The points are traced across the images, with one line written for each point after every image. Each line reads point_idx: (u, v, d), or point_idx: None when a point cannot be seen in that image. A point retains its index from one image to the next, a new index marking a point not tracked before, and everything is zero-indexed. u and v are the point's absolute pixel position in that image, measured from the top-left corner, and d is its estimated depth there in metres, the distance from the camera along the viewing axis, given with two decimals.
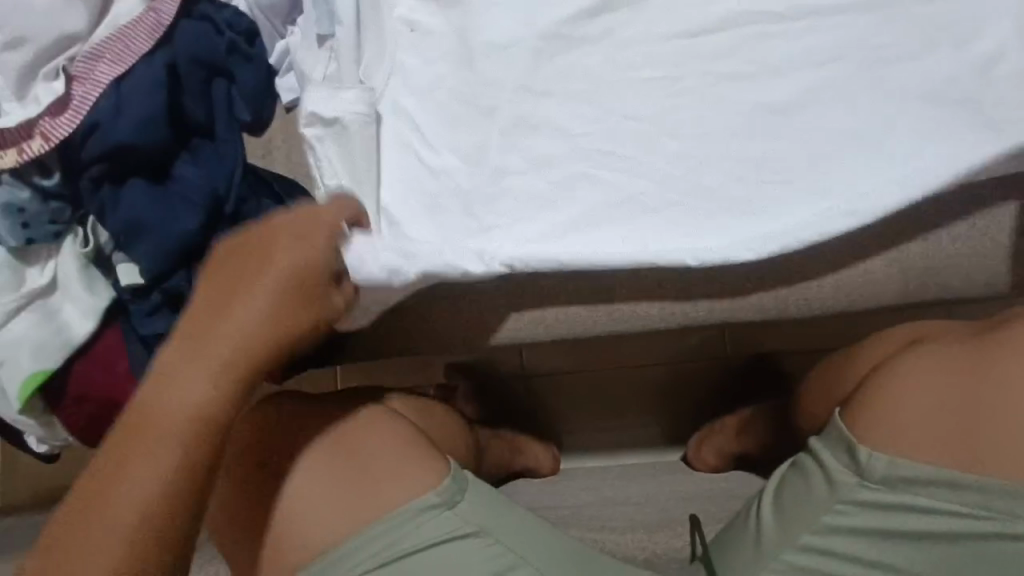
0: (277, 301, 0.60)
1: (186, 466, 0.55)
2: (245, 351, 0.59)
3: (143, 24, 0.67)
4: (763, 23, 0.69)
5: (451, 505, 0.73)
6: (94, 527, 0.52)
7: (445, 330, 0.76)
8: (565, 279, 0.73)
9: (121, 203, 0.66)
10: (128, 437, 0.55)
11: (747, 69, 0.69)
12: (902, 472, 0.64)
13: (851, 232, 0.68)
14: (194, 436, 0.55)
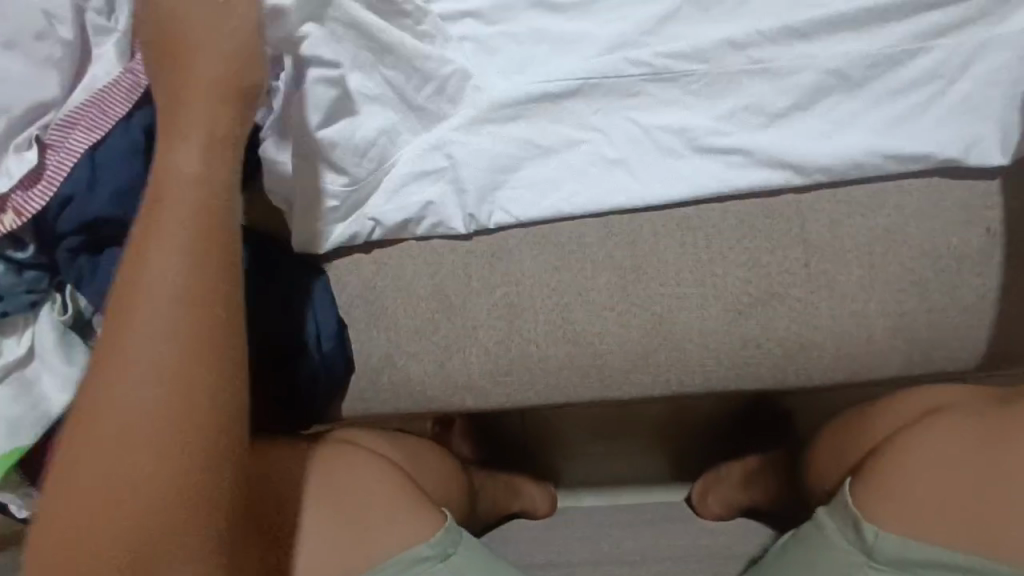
0: (198, 217, 0.54)
1: (147, 430, 0.50)
2: (178, 288, 0.53)
3: (121, 87, 0.64)
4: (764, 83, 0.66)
5: (445, 557, 0.73)
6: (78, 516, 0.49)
7: (433, 394, 0.74)
8: (557, 344, 0.71)
9: (99, 273, 0.65)
10: (83, 424, 0.50)
11: (745, 132, 0.66)
12: (916, 555, 0.64)
13: (849, 302, 0.66)
14: (145, 398, 0.50)
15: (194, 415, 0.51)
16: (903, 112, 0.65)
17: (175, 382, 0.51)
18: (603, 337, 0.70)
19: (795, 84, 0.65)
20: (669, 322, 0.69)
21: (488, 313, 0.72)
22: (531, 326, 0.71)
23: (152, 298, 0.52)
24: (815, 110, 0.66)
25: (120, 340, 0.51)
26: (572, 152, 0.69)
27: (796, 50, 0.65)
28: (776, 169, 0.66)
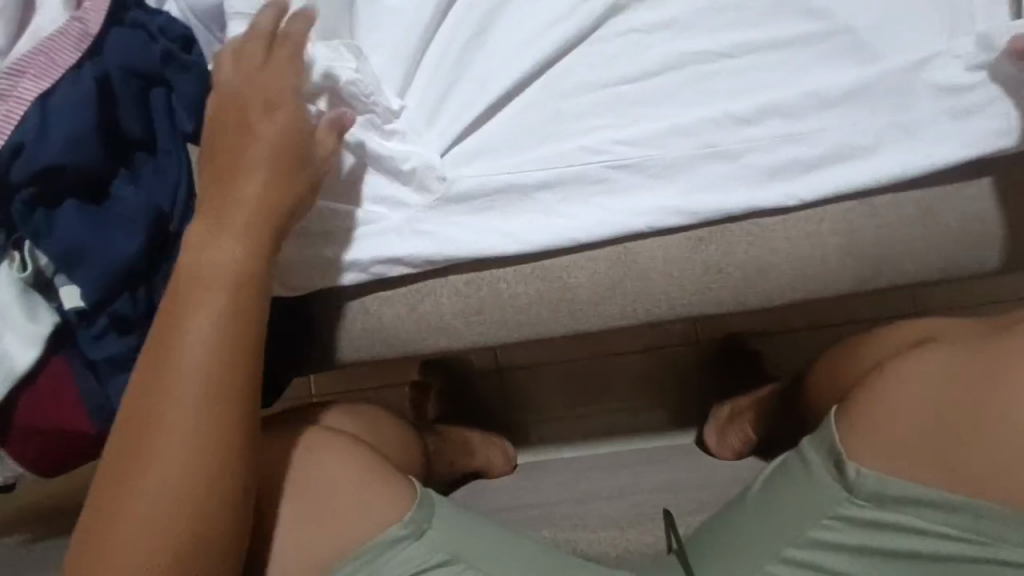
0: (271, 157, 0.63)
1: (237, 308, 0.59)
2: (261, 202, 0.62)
3: (69, 35, 0.64)
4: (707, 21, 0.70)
5: (419, 537, 0.67)
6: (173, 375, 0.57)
7: (406, 338, 0.75)
8: (526, 281, 0.72)
9: (57, 227, 0.64)
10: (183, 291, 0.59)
11: (693, 63, 0.70)
12: (891, 490, 0.68)
13: (802, 225, 0.69)
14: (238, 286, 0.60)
15: (239, 423, 0.58)
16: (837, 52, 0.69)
17: (220, 395, 0.57)
18: (570, 270, 0.72)
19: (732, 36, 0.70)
20: (632, 252, 0.71)
21: None
22: (500, 265, 0.72)
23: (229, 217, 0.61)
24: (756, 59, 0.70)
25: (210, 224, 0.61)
26: (531, 97, 0.71)
27: None
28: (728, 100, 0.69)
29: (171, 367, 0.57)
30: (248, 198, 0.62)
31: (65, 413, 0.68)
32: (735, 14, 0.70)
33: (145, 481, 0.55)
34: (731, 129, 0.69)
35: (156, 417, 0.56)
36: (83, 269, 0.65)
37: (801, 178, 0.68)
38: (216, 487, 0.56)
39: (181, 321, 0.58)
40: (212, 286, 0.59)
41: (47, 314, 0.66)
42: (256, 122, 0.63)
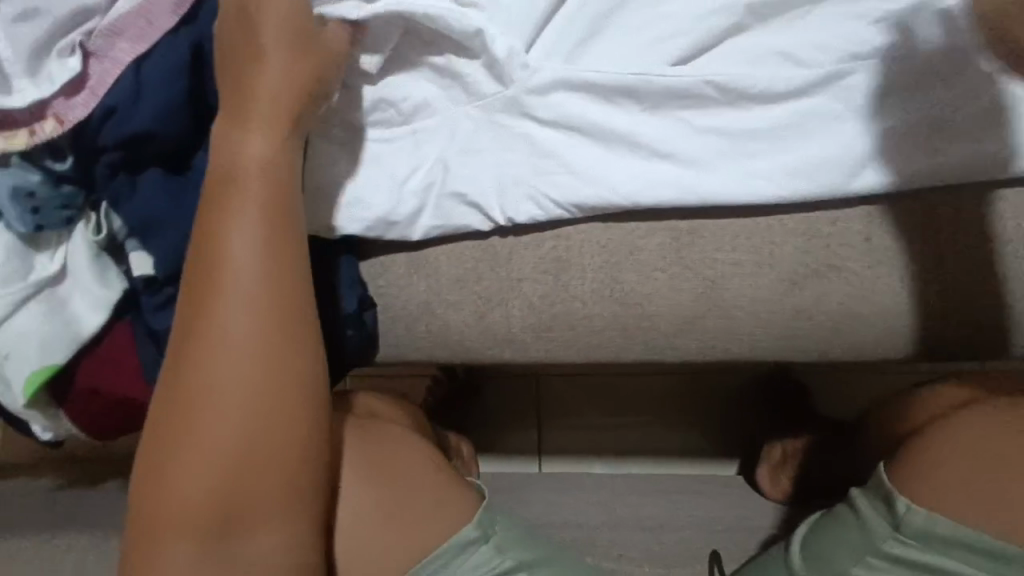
0: (286, 46, 0.57)
1: (266, 205, 0.56)
2: (280, 92, 0.57)
3: None
4: (849, 38, 0.63)
5: (487, 540, 0.67)
6: (209, 276, 0.54)
7: (471, 345, 0.73)
8: (602, 302, 0.69)
9: (137, 194, 0.62)
10: (216, 196, 0.56)
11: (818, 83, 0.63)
12: (941, 530, 0.62)
13: (908, 280, 0.65)
14: (265, 179, 0.56)
15: (292, 330, 0.55)
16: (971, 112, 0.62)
17: (273, 302, 0.55)
18: (651, 299, 0.68)
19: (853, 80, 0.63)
20: (720, 287, 0.67)
21: (533, 268, 0.70)
22: (578, 282, 0.69)
23: (252, 112, 0.57)
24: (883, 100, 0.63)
25: (239, 120, 0.57)
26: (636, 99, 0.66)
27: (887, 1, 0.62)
28: (860, 123, 0.63)
29: (218, 279, 0.54)
30: (272, 91, 0.57)
31: (124, 380, 0.67)
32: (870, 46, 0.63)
33: (205, 401, 0.53)
34: (851, 156, 0.63)
35: (209, 334, 0.53)
36: (159, 239, 0.63)
37: (908, 223, 0.65)
38: (278, 401, 0.54)
39: (226, 229, 0.55)
40: (262, 189, 0.56)
41: (118, 280, 0.65)
42: (253, 9, 0.57)
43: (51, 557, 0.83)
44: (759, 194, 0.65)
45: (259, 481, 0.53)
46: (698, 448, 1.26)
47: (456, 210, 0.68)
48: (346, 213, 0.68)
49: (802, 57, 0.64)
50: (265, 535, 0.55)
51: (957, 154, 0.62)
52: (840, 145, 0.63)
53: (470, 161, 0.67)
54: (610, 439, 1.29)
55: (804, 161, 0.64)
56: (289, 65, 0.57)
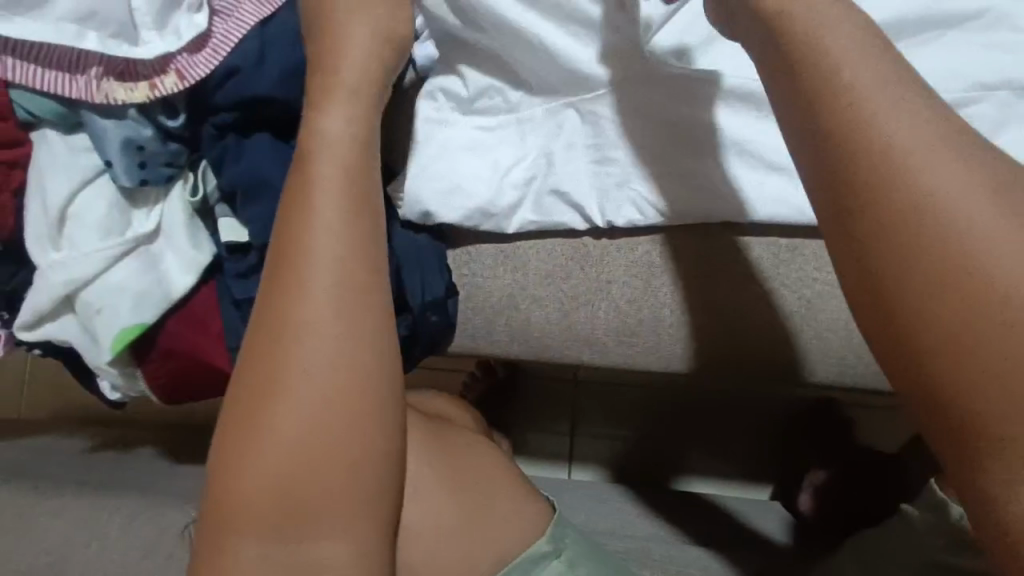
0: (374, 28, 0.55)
1: (348, 180, 0.51)
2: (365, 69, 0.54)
3: None
4: (969, 67, 0.62)
5: (558, 556, 0.64)
6: (288, 255, 0.49)
7: (551, 342, 0.72)
8: (691, 312, 0.69)
9: (243, 157, 0.61)
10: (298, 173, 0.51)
11: None
12: None
13: None
14: (344, 155, 0.52)
15: (367, 315, 0.48)
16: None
17: (348, 281, 0.49)
18: (747, 312, 0.68)
19: (978, 110, 0.62)
20: (813, 308, 0.67)
21: (625, 270, 0.69)
22: (669, 290, 0.69)
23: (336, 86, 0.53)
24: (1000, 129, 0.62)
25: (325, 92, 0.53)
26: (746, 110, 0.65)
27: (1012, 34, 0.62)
28: None
29: (293, 259, 0.49)
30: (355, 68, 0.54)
31: (206, 345, 0.66)
32: (990, 75, 0.62)
33: (274, 392, 0.47)
34: None
35: (284, 319, 0.48)
36: (259, 205, 0.62)
37: None
38: (349, 394, 0.47)
39: (308, 209, 0.50)
40: (338, 166, 0.51)
41: (209, 244, 0.64)
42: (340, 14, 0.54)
43: (94, 517, 0.79)
44: None
45: (324, 484, 0.46)
46: (734, 471, 1.25)
47: (555, 207, 0.68)
48: (444, 196, 0.67)
49: (927, 82, 0.63)
50: (330, 547, 0.47)
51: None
52: None
53: (571, 159, 0.67)
54: (645, 453, 1.28)
55: None
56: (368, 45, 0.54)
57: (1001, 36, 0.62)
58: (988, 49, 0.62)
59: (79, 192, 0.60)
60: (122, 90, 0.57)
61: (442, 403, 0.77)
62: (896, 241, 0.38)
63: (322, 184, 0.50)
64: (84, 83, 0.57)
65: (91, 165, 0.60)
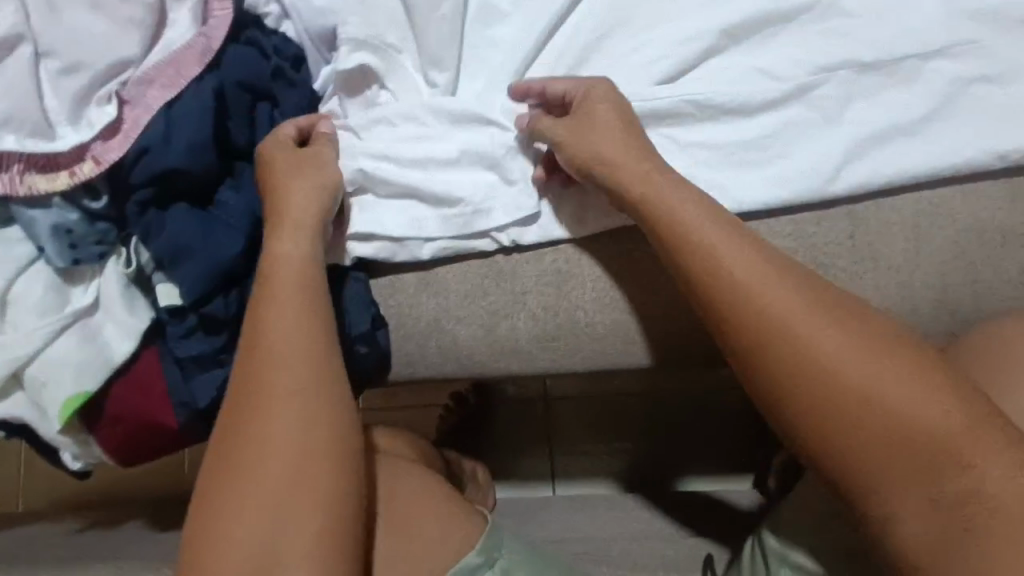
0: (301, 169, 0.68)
1: (308, 298, 0.63)
2: (309, 197, 0.66)
3: (196, 49, 0.69)
4: (808, 52, 0.69)
5: (491, 568, 0.67)
6: (257, 351, 0.60)
7: (480, 358, 0.76)
8: (603, 310, 0.73)
9: (165, 227, 0.67)
10: (265, 284, 0.63)
11: (784, 88, 0.68)
12: None
13: (897, 272, 0.68)
14: (303, 273, 0.63)
15: (327, 390, 0.59)
16: (928, 111, 0.67)
17: (309, 366, 0.59)
18: (650, 304, 0.73)
19: (822, 91, 0.68)
20: None
21: (536, 281, 0.74)
22: (580, 294, 0.73)
23: (288, 214, 0.66)
24: (846, 102, 0.68)
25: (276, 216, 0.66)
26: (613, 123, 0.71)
27: (838, 18, 0.69)
28: (824, 129, 0.68)
29: (262, 353, 0.60)
30: (301, 201, 0.66)
31: (151, 406, 0.70)
32: (827, 57, 0.69)
33: (246, 453, 0.56)
34: (824, 156, 0.67)
35: (263, 390, 0.58)
36: (185, 268, 0.68)
37: (887, 210, 0.68)
38: (313, 453, 0.56)
39: (274, 309, 0.61)
40: (296, 284, 0.63)
41: (146, 310, 0.70)
42: (291, 176, 0.67)
43: None
44: (751, 199, 0.68)
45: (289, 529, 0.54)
46: (711, 466, 1.26)
47: (463, 220, 0.73)
48: (367, 238, 0.73)
49: (773, 72, 0.69)
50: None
51: (925, 149, 0.66)
52: (818, 149, 0.68)
53: (467, 182, 0.73)
54: (622, 458, 1.29)
55: (778, 164, 0.68)
56: (307, 185, 0.67)
57: (830, 23, 0.69)
58: (822, 36, 0.69)
59: (17, 279, 0.67)
60: (44, 181, 0.64)
61: (387, 440, 0.80)
62: (785, 360, 0.54)
63: (281, 299, 0.62)
64: (9, 180, 0.64)
65: (26, 253, 0.67)
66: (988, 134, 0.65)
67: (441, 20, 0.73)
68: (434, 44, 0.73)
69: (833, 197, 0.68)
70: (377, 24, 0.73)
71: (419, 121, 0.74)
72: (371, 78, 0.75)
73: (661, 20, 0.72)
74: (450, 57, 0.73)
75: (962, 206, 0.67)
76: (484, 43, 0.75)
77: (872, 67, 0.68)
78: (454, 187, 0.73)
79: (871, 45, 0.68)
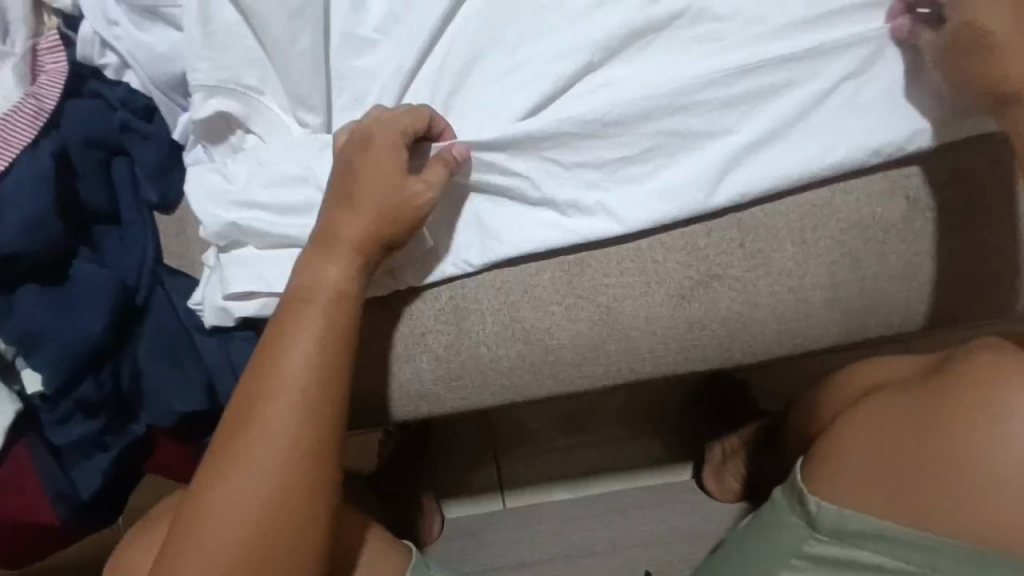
0: (381, 157, 0.63)
1: (332, 332, 0.60)
2: (388, 198, 0.63)
3: (22, 113, 0.63)
4: (685, 58, 0.68)
5: None
6: (267, 378, 0.58)
7: (388, 405, 0.73)
8: (506, 343, 0.70)
9: (17, 311, 0.62)
10: (294, 307, 0.60)
11: (665, 97, 0.66)
12: (851, 525, 0.62)
13: (788, 276, 0.68)
14: (335, 302, 0.61)
15: (322, 440, 0.58)
16: (807, 112, 0.66)
17: (309, 410, 0.58)
18: (551, 332, 0.70)
19: (705, 95, 0.67)
20: (614, 312, 0.69)
21: (435, 320, 0.71)
22: (480, 330, 0.70)
23: (345, 224, 0.62)
24: (727, 108, 0.67)
25: (354, 224, 0.62)
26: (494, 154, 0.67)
27: (713, 22, 0.68)
28: (705, 138, 0.67)
29: (273, 381, 0.58)
30: (373, 197, 0.63)
31: (28, 501, 0.67)
32: (705, 62, 0.67)
33: (226, 482, 0.56)
34: (708, 166, 0.67)
35: (259, 423, 0.57)
36: (44, 353, 0.62)
37: (774, 213, 0.68)
38: (304, 499, 0.57)
39: (290, 343, 0.59)
40: (324, 314, 0.60)
41: (9, 402, 0.63)
42: (366, 170, 0.63)
43: None
44: (640, 219, 0.67)
45: (278, 567, 0.56)
46: (668, 461, 1.18)
47: None
48: (247, 295, 0.66)
49: (655, 79, 0.67)
50: None
51: (807, 151, 0.66)
52: (701, 159, 0.67)
53: None
54: (576, 461, 1.20)
55: (662, 178, 0.67)
56: (383, 175, 0.63)
57: (705, 27, 0.68)
58: (700, 41, 0.68)
59: None
60: None
61: None
62: None
63: (299, 329, 0.59)
64: None
65: None
66: (866, 132, 0.66)
67: (300, 54, 0.67)
68: (296, 79, 0.67)
69: (717, 209, 0.67)
70: (228, 62, 0.66)
71: (292, 163, 0.67)
72: (234, 124, 0.69)
73: (536, 35, 0.69)
74: (317, 93, 0.68)
75: (845, 203, 0.67)
76: (353, 72, 0.69)
77: (750, 69, 0.66)
78: None
79: (749, 46, 0.67)
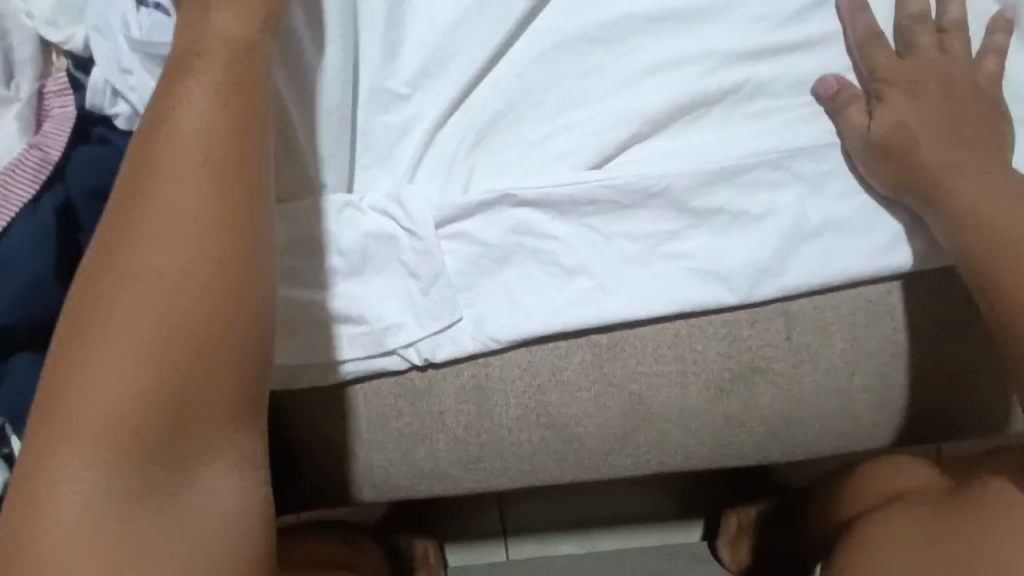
0: (209, 64, 0.52)
1: (217, 187, 0.50)
2: (231, 43, 0.53)
3: (26, 164, 0.60)
4: (741, 135, 0.63)
5: None
6: (134, 253, 0.48)
7: (399, 484, 0.69)
8: (529, 427, 0.66)
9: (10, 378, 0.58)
10: (142, 154, 0.51)
11: (714, 179, 0.62)
12: None
13: (834, 374, 0.63)
14: (209, 160, 0.50)
15: (213, 289, 0.48)
16: (862, 204, 0.62)
17: (191, 297, 0.48)
18: (578, 419, 0.65)
19: (754, 177, 0.63)
20: (647, 402, 0.65)
21: (454, 398, 0.66)
22: (503, 411, 0.66)
23: (204, 62, 0.53)
24: (780, 192, 0.62)
25: (228, 62, 0.53)
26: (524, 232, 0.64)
27: (771, 98, 0.63)
28: (757, 221, 0.63)
29: (138, 261, 0.48)
30: (196, 102, 0.51)
31: None
32: (760, 141, 0.62)
33: (81, 383, 0.45)
34: (758, 254, 0.62)
35: (123, 312, 0.47)
36: None
37: (825, 305, 0.63)
38: (179, 414, 0.47)
39: (164, 180, 0.50)
40: (191, 154, 0.50)
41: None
42: (188, 84, 0.52)
43: None
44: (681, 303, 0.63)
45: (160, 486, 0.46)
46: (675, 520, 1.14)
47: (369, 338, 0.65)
48: None
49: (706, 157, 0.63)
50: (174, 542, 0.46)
51: (860, 240, 0.62)
52: (751, 244, 0.62)
53: (379, 287, 0.65)
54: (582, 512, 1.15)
55: (707, 262, 0.63)
56: (211, 82, 0.52)
57: (763, 103, 0.63)
58: (756, 118, 0.63)
59: None
60: None
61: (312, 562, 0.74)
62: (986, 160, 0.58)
63: (166, 196, 0.49)
64: None
65: None
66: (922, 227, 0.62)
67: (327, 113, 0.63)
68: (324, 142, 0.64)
69: (761, 301, 0.63)
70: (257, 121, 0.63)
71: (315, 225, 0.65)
72: None
73: (578, 103, 0.65)
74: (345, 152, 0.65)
75: (899, 298, 0.63)
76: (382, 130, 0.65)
77: (808, 153, 0.62)
78: (360, 296, 0.65)
79: (806, 128, 0.63)
